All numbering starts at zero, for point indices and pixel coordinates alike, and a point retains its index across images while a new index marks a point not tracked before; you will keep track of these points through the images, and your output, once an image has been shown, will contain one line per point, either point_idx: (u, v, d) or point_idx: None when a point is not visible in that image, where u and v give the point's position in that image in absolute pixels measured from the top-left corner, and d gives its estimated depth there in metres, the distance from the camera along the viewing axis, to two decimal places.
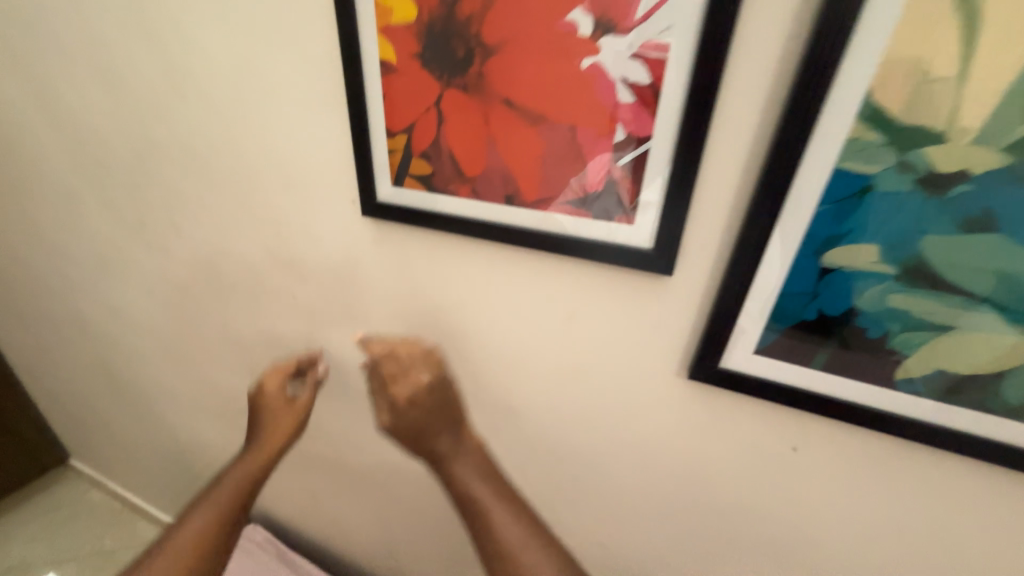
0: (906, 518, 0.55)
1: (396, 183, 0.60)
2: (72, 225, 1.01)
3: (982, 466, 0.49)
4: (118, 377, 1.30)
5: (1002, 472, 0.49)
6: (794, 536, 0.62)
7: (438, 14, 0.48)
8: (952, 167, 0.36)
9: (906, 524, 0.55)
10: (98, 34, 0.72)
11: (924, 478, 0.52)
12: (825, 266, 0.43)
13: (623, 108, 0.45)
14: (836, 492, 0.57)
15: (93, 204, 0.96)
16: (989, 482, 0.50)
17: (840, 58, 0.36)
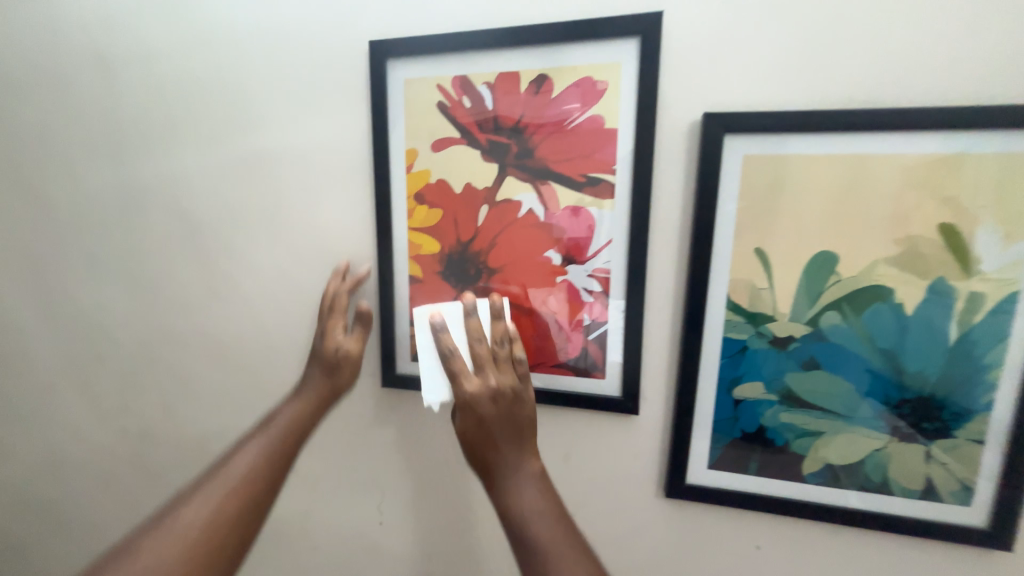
0: None
1: (415, 358, 0.76)
2: (51, 414, 1.02)
3: (896, 543, 0.63)
4: None
5: (909, 545, 0.63)
6: None
7: (456, 249, 0.71)
8: (784, 332, 0.61)
9: None
10: (142, 255, 0.89)
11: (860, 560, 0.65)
12: (736, 398, 0.64)
13: (587, 305, 0.67)
14: None
15: (87, 390, 0.98)
16: (906, 557, 0.63)
17: (706, 278, 0.62)
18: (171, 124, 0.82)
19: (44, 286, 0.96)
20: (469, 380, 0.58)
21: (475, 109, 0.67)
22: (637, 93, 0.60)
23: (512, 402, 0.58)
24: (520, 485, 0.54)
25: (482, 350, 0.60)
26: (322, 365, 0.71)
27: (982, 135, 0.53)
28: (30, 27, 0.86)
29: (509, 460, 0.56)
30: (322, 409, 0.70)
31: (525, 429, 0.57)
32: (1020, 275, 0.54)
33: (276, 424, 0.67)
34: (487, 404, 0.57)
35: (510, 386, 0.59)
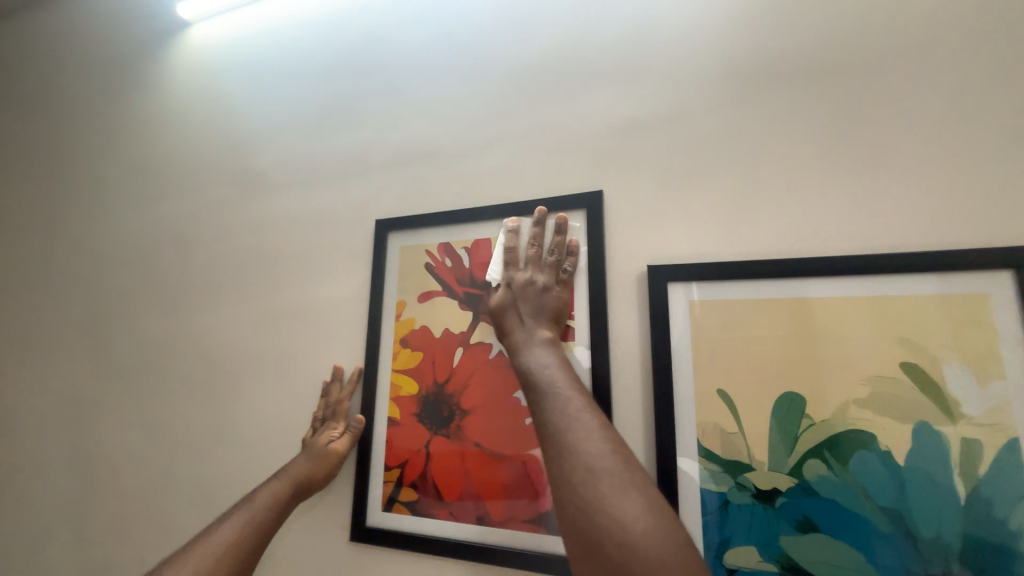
0: None
1: (386, 507, 0.73)
2: (34, 564, 1.01)
3: None
4: None
5: None
6: None
7: (433, 390, 0.74)
8: (768, 485, 0.56)
9: None
10: (164, 397, 0.98)
11: None
12: (729, 567, 0.55)
13: None
14: None
15: (79, 540, 0.98)
16: None
17: (672, 421, 0.60)
18: (218, 286, 0.99)
19: (79, 429, 1.05)
20: (514, 259, 0.67)
21: (454, 267, 0.78)
22: (587, 251, 0.70)
23: (541, 295, 0.64)
24: (538, 367, 0.56)
25: (536, 246, 0.66)
26: (314, 452, 0.73)
27: (912, 276, 0.55)
28: (139, 220, 1.15)
29: (533, 354, 0.58)
30: (295, 502, 0.68)
31: (549, 314, 0.63)
32: (1011, 419, 0.49)
33: (257, 499, 0.64)
34: (520, 288, 0.64)
35: (547, 284, 0.64)
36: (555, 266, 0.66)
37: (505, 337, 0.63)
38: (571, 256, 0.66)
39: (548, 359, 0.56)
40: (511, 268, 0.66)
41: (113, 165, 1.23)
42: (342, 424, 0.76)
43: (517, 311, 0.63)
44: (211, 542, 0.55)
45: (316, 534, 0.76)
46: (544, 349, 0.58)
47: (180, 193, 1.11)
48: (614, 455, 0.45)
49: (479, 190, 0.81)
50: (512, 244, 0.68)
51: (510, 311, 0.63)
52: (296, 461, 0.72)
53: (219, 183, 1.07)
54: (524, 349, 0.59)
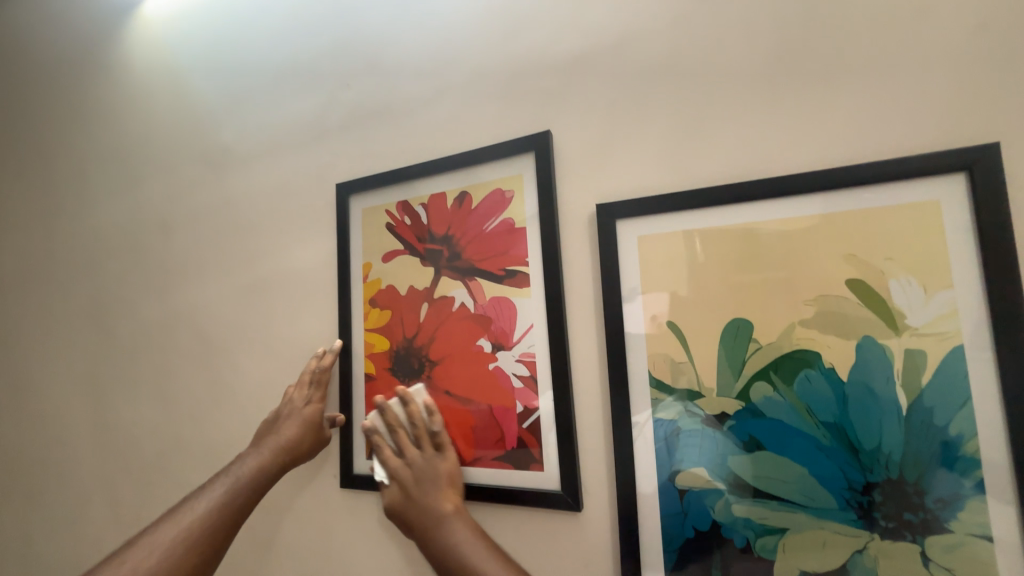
0: None
1: (370, 456, 0.78)
2: (76, 525, 1.13)
3: None
4: None
5: None
6: None
7: (402, 345, 0.77)
8: (717, 409, 0.57)
9: None
10: (166, 371, 1.05)
11: None
12: (680, 487, 0.58)
13: (517, 390, 0.68)
14: None
15: (112, 505, 1.08)
16: None
17: (625, 355, 0.62)
18: (201, 266, 1.03)
19: (99, 408, 1.13)
20: (382, 448, 0.70)
21: (413, 224, 0.78)
22: (538, 195, 0.69)
23: (428, 468, 0.67)
24: (447, 530, 0.62)
25: (398, 430, 0.69)
26: (302, 423, 0.75)
27: (862, 190, 0.53)
28: (121, 207, 1.18)
29: (453, 527, 0.62)
30: (281, 470, 0.72)
31: (445, 485, 0.66)
32: (958, 326, 0.48)
33: (237, 472, 0.69)
34: (405, 474, 0.67)
35: (427, 456, 0.68)
36: (425, 445, 0.68)
37: (412, 531, 0.65)
38: (434, 415, 0.69)
39: (460, 539, 0.61)
40: (384, 452, 0.69)
41: (91, 155, 1.25)
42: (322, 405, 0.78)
43: (418, 495, 0.65)
44: (200, 503, 0.64)
45: (312, 483, 0.83)
46: (456, 527, 0.62)
47: (154, 176, 1.13)
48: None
49: (433, 144, 0.80)
50: (375, 424, 0.71)
51: (409, 501, 0.66)
52: (281, 430, 0.74)
53: (189, 162, 1.08)
54: (435, 536, 0.63)
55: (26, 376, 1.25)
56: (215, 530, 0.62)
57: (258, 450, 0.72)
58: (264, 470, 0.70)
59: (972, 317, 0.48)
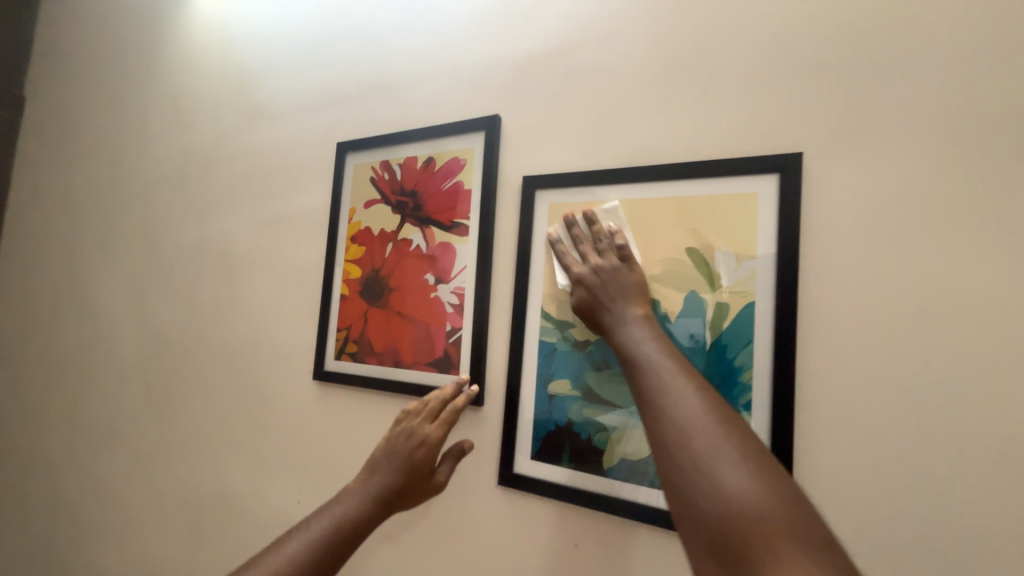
0: None
1: (338, 357, 1.00)
2: (113, 398, 1.40)
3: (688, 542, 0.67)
4: (65, 550, 1.43)
5: None
6: None
7: (370, 273, 0.97)
8: (583, 338, 0.76)
9: None
10: (194, 283, 1.29)
11: (659, 558, 0.69)
12: (551, 393, 0.78)
13: (448, 314, 0.87)
14: None
15: (143, 385, 1.34)
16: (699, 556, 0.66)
17: (528, 293, 0.81)
18: (231, 199, 1.25)
19: (140, 308, 1.39)
20: (593, 255, 0.69)
21: (390, 179, 0.98)
22: (483, 164, 0.87)
23: (615, 275, 0.66)
24: (627, 330, 0.60)
25: (583, 243, 0.70)
26: (392, 457, 0.71)
27: (708, 182, 0.69)
28: (173, 146, 1.42)
29: (637, 327, 0.60)
30: (387, 515, 0.68)
31: (632, 293, 0.64)
32: (754, 288, 0.65)
33: (340, 512, 0.65)
34: (604, 275, 0.66)
35: (614, 263, 0.67)
36: (619, 247, 0.67)
37: (596, 325, 0.65)
38: (620, 234, 0.69)
39: (643, 335, 0.58)
40: (577, 265, 0.69)
41: (153, 101, 1.50)
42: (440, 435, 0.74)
43: (602, 295, 0.65)
44: (300, 538, 0.61)
45: (297, 377, 1.07)
46: (637, 328, 0.60)
47: (201, 123, 1.37)
48: (728, 441, 0.46)
49: (413, 115, 0.98)
50: (580, 233, 0.71)
51: (593, 296, 0.66)
52: (389, 464, 0.70)
53: (230, 114, 1.31)
54: (616, 333, 0.61)
55: (85, 276, 1.53)
56: (320, 561, 0.60)
57: (354, 492, 0.68)
58: (368, 515, 0.66)
59: (764, 282, 0.65)
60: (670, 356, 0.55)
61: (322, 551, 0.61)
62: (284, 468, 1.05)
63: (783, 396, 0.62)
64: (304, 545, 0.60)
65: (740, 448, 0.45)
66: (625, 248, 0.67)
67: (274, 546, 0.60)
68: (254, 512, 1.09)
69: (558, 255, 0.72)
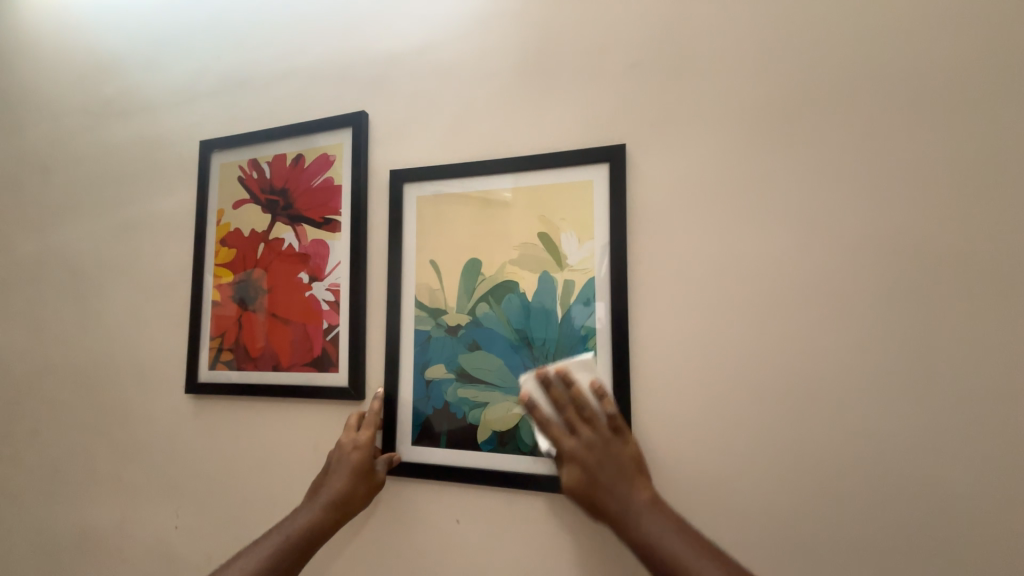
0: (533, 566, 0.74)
1: (211, 366, 0.94)
2: None
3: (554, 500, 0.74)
4: None
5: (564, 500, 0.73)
6: None
7: (242, 275, 0.94)
8: (454, 322, 0.79)
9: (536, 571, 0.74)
10: (38, 302, 1.14)
11: (530, 519, 0.75)
12: (427, 378, 0.80)
13: (324, 312, 0.87)
14: (488, 555, 0.76)
15: None
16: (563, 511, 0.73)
17: (401, 284, 0.83)
18: (80, 204, 1.12)
19: None
20: (584, 433, 0.63)
21: (259, 178, 0.94)
22: (352, 160, 0.87)
23: (611, 449, 0.62)
24: (643, 517, 0.58)
25: (566, 410, 0.65)
26: (349, 471, 0.74)
27: (553, 172, 0.76)
28: (5, 148, 1.24)
29: (641, 495, 0.60)
30: (334, 524, 0.72)
31: (630, 466, 0.62)
32: (594, 265, 0.73)
33: (290, 526, 0.71)
34: (600, 451, 0.62)
35: (605, 435, 0.63)
36: (613, 422, 0.64)
37: (598, 513, 0.60)
38: (614, 414, 0.64)
39: (663, 526, 0.57)
40: (569, 442, 0.64)
41: None
42: (371, 440, 0.77)
43: (602, 475, 0.61)
44: (256, 551, 0.69)
45: (168, 394, 0.99)
46: (654, 515, 0.58)
47: (39, 123, 1.21)
48: None
49: (280, 111, 0.96)
50: (575, 429, 0.64)
51: (593, 479, 0.61)
52: (330, 477, 0.74)
53: (74, 112, 1.17)
54: (628, 523, 0.58)
55: None
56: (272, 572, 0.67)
57: (315, 503, 0.73)
58: (312, 526, 0.71)
59: (602, 259, 0.73)
60: (690, 536, 0.56)
61: (276, 562, 0.68)
62: (158, 493, 0.97)
63: (621, 358, 0.71)
64: (260, 557, 0.68)
65: None
66: (633, 452, 0.64)
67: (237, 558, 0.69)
68: (124, 547, 0.99)
69: (537, 423, 0.66)
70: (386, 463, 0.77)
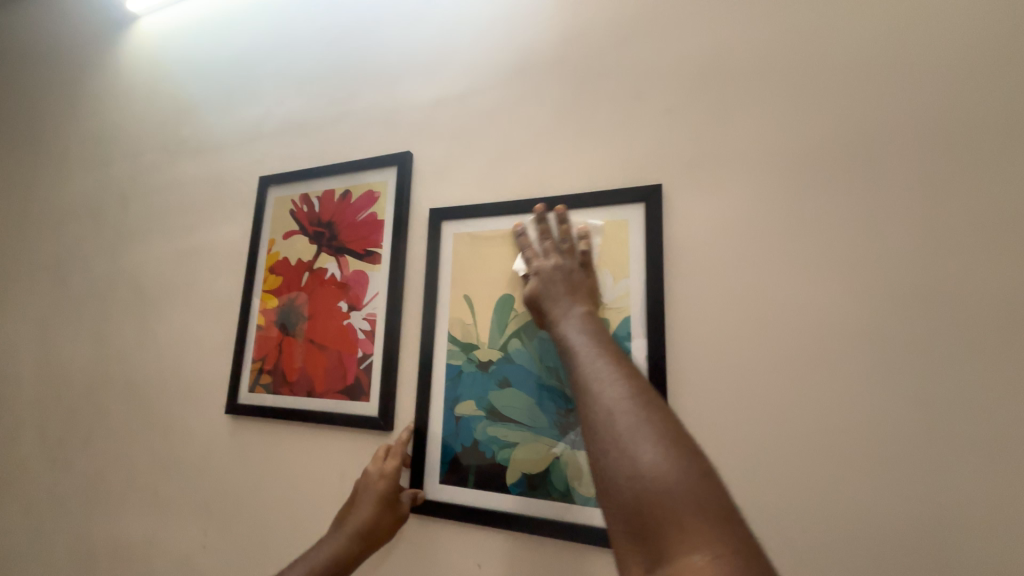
0: None
1: (250, 389, 0.98)
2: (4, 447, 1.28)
3: (580, 552, 0.70)
4: None
5: (591, 553, 0.69)
6: None
7: (286, 302, 0.98)
8: (486, 357, 0.79)
9: None
10: (104, 318, 1.24)
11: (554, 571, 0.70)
12: (458, 415, 0.79)
13: (360, 340, 0.89)
14: None
15: (40, 429, 1.24)
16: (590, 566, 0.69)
17: (434, 316, 0.84)
18: (150, 230, 1.23)
19: (43, 346, 1.31)
20: (553, 251, 0.70)
21: (308, 211, 1.01)
22: (395, 196, 0.92)
23: (567, 275, 0.67)
24: (572, 312, 0.61)
25: (547, 239, 0.71)
26: (376, 499, 0.74)
27: (587, 210, 0.77)
28: (94, 179, 1.39)
29: (572, 312, 0.61)
30: (357, 558, 0.72)
31: (580, 294, 0.64)
32: (630, 303, 0.72)
33: (313, 558, 0.71)
34: (557, 267, 0.67)
35: (568, 261, 0.69)
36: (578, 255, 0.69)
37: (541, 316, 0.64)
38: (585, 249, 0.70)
39: (581, 331, 0.57)
40: (535, 253, 0.71)
41: (75, 133, 1.47)
42: (394, 471, 0.76)
43: (549, 291, 0.65)
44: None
45: (208, 412, 1.03)
46: (578, 323, 0.58)
47: (124, 157, 1.35)
48: (651, 432, 0.42)
49: (332, 150, 1.03)
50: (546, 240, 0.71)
51: (542, 292, 0.65)
52: (354, 510, 0.74)
53: (153, 148, 1.30)
54: (558, 325, 0.60)
55: None
56: None
57: (341, 532, 0.72)
58: (336, 559, 0.70)
59: (638, 297, 0.72)
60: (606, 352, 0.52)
61: None
62: (189, 511, 0.99)
63: None
64: None
65: (686, 462, 0.40)
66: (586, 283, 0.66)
67: None
68: (152, 562, 1.01)
69: (520, 246, 0.73)
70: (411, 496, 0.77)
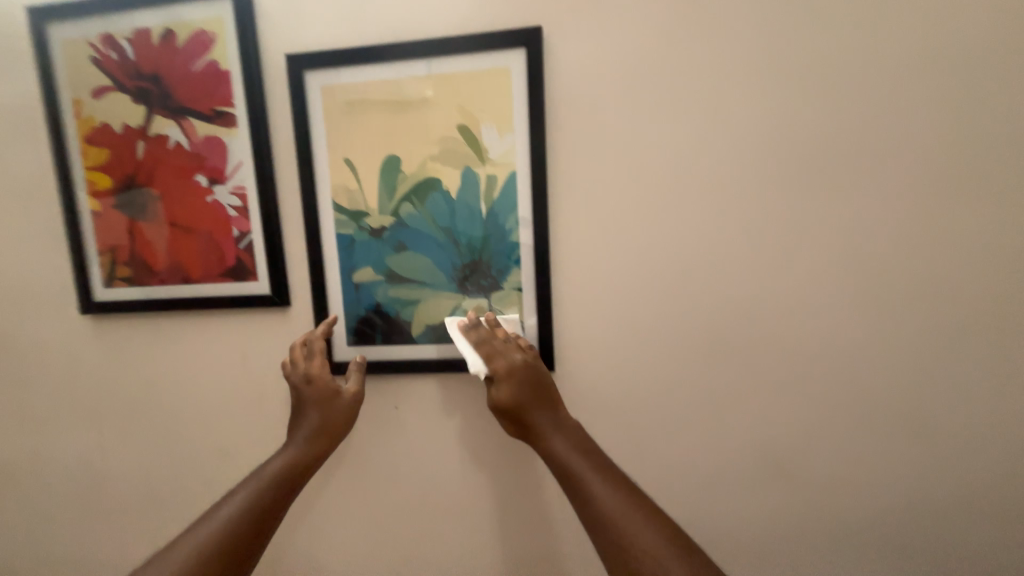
0: (467, 436, 0.84)
1: (107, 285, 0.86)
2: None
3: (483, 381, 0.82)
4: None
5: None
6: (420, 477, 0.86)
7: (124, 180, 0.82)
8: (378, 223, 0.78)
9: (470, 440, 0.84)
10: None
11: (463, 398, 0.83)
12: (356, 282, 0.80)
13: (232, 218, 0.80)
14: (427, 432, 0.85)
15: None
16: None
17: (314, 185, 0.78)
18: None
19: None
20: (523, 358, 0.71)
21: (120, 61, 0.79)
22: (238, 40, 0.76)
23: (540, 380, 0.70)
24: (563, 438, 0.66)
25: (505, 340, 0.72)
26: (319, 400, 0.74)
27: (468, 58, 0.72)
28: None
29: (563, 429, 0.67)
30: (316, 458, 0.72)
31: (559, 404, 0.70)
32: (515, 158, 0.74)
33: (267, 472, 0.69)
34: (531, 374, 0.69)
35: (537, 363, 0.71)
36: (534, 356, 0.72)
37: (532, 430, 0.68)
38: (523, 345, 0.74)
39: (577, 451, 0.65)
40: (506, 360, 0.70)
41: None
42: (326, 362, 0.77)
43: (533, 403, 0.68)
44: (233, 500, 0.65)
45: (60, 319, 0.90)
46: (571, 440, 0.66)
47: None
48: (662, 544, 0.54)
49: None
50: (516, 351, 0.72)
51: (528, 404, 0.68)
52: (303, 415, 0.74)
53: None
54: (551, 438, 0.66)
55: None
56: (258, 514, 0.64)
57: (290, 444, 0.72)
58: (293, 462, 0.70)
59: (522, 151, 0.74)
60: (607, 471, 0.62)
61: (256, 509, 0.65)
62: (76, 420, 0.93)
63: (541, 248, 0.75)
64: (236, 506, 0.64)
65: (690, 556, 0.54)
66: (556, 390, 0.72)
67: (207, 513, 0.64)
68: (47, 474, 0.96)
69: (484, 338, 0.71)
70: (358, 371, 0.78)
